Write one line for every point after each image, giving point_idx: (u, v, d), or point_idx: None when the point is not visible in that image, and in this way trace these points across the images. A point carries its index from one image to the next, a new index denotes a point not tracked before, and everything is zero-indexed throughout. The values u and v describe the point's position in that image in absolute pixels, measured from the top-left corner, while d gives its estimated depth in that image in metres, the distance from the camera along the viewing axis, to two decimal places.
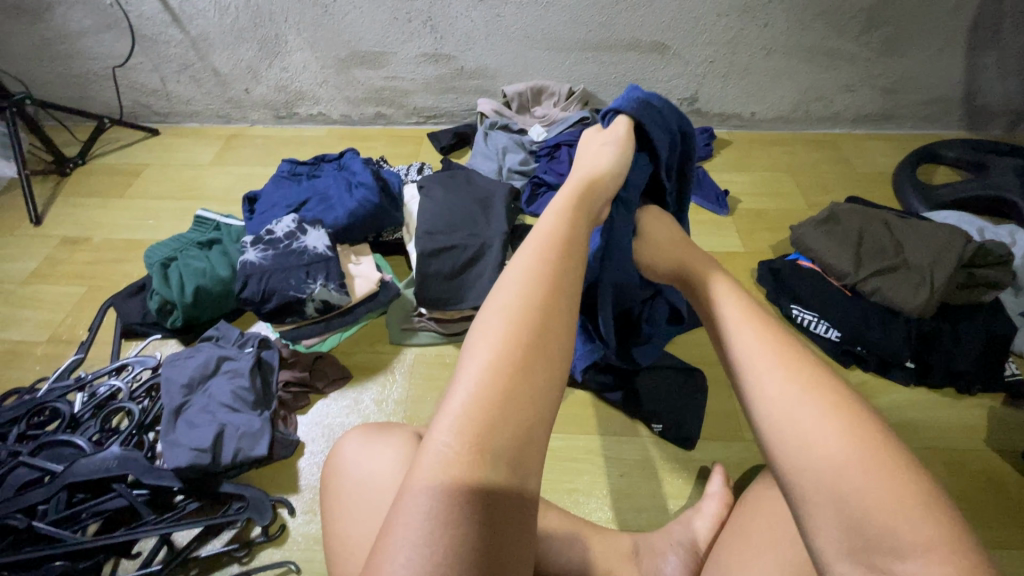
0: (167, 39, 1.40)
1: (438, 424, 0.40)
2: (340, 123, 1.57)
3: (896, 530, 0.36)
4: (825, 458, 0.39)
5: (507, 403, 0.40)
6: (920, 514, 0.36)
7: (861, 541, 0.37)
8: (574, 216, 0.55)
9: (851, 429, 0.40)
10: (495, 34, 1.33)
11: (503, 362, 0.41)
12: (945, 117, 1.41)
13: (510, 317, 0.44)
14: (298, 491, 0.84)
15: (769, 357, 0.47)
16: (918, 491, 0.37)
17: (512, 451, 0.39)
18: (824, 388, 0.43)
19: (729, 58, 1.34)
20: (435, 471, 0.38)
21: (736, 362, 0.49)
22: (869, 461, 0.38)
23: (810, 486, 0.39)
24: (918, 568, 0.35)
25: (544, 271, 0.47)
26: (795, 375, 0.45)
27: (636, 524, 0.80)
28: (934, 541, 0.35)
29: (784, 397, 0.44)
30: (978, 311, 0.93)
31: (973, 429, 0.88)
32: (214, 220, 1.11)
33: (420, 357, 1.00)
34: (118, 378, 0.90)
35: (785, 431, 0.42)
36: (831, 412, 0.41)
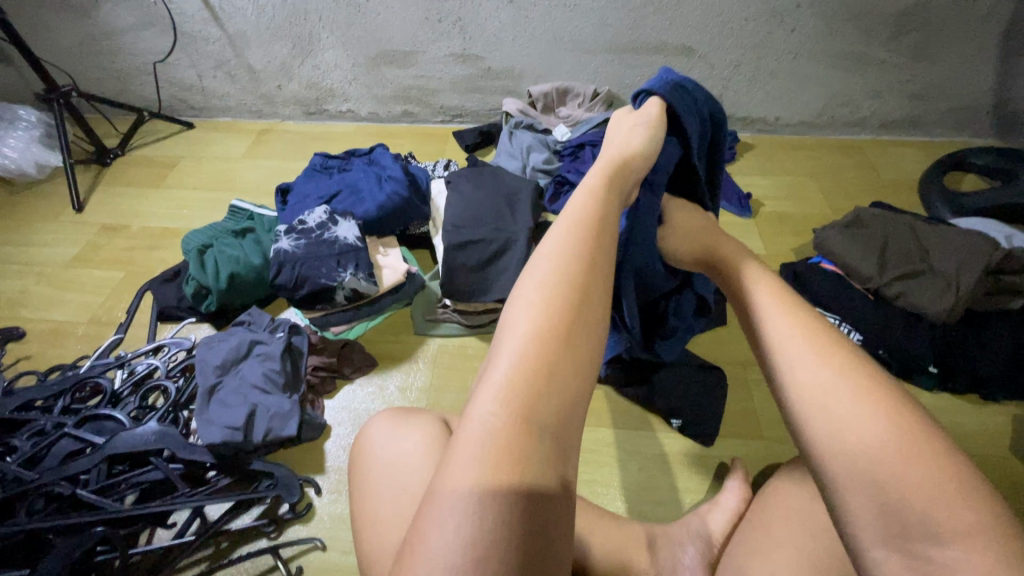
0: (206, 37, 1.45)
1: (482, 394, 0.41)
2: (368, 120, 1.61)
3: (935, 516, 0.36)
4: (863, 444, 0.40)
5: (549, 376, 0.41)
6: (959, 501, 0.37)
7: (898, 526, 0.37)
8: (607, 200, 0.56)
9: (887, 416, 0.41)
10: (523, 35, 1.35)
11: (544, 338, 0.43)
12: (974, 125, 1.39)
13: (549, 295, 0.45)
14: (324, 472, 0.87)
15: (804, 344, 0.48)
16: (956, 478, 0.38)
17: (554, 423, 0.40)
18: (860, 376, 0.44)
19: (755, 62, 1.34)
20: (480, 437, 0.39)
21: (771, 349, 0.50)
22: (906, 448, 0.39)
23: (846, 471, 0.40)
24: (956, 553, 0.35)
25: (581, 252, 0.49)
26: (832, 362, 0.45)
27: (653, 516, 0.81)
28: (973, 528, 0.36)
29: (820, 384, 0.44)
30: (1005, 317, 0.92)
31: (996, 436, 0.87)
32: (248, 210, 1.15)
33: (443, 347, 1.02)
34: (156, 358, 0.94)
35: (821, 416, 0.43)
36: (868, 399, 0.42)
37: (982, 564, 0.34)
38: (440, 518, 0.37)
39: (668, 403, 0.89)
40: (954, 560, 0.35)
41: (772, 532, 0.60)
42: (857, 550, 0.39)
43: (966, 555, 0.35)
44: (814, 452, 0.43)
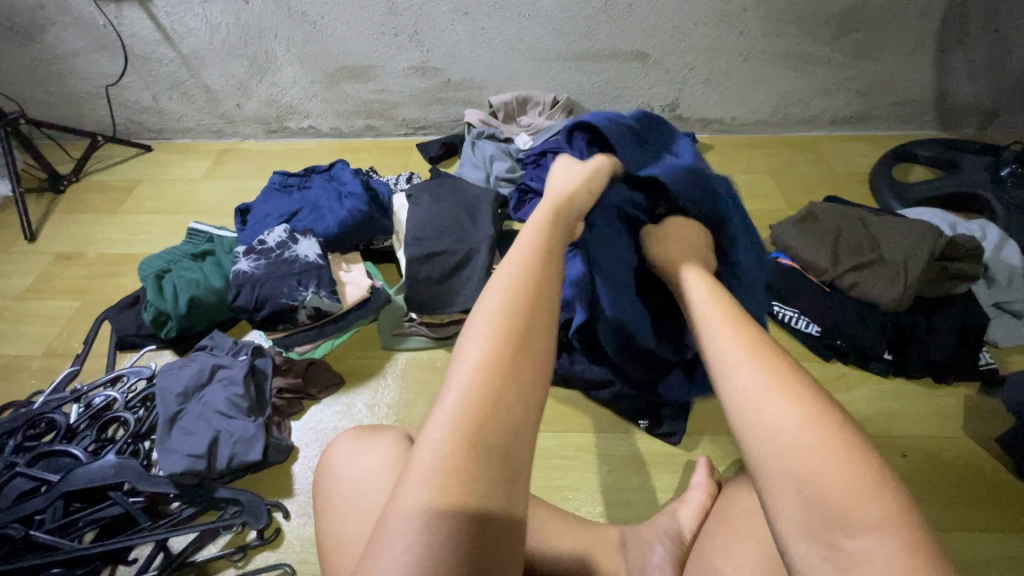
0: (160, 58, 1.43)
1: (431, 424, 0.42)
2: (331, 135, 1.60)
3: (852, 510, 0.39)
4: (792, 445, 0.42)
5: (498, 401, 0.42)
6: (873, 494, 0.39)
7: (820, 518, 0.39)
8: (552, 231, 0.58)
9: (816, 420, 0.43)
10: (481, 46, 1.37)
11: (494, 365, 0.44)
12: (918, 118, 1.45)
13: (497, 322, 0.46)
14: (292, 495, 0.86)
15: (743, 354, 0.50)
16: (871, 472, 0.40)
17: (505, 445, 0.41)
18: (793, 381, 0.46)
19: (707, 65, 1.38)
20: (431, 464, 0.40)
21: (716, 357, 0.52)
22: (831, 447, 0.41)
23: (775, 471, 0.42)
24: (869, 543, 0.37)
25: (528, 279, 0.50)
26: (769, 370, 0.48)
27: (625, 517, 0.82)
28: (883, 519, 0.38)
29: (756, 389, 0.46)
30: (951, 302, 0.96)
31: (949, 417, 0.91)
32: (208, 232, 1.12)
33: (412, 361, 1.01)
34: (114, 389, 0.91)
35: (758, 421, 0.45)
36: (798, 403, 0.44)
37: (892, 553, 0.37)
38: (393, 544, 0.38)
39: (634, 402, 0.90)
40: (868, 548, 0.37)
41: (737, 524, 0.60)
42: (784, 545, 0.41)
43: (877, 544, 0.37)
44: (748, 451, 0.45)
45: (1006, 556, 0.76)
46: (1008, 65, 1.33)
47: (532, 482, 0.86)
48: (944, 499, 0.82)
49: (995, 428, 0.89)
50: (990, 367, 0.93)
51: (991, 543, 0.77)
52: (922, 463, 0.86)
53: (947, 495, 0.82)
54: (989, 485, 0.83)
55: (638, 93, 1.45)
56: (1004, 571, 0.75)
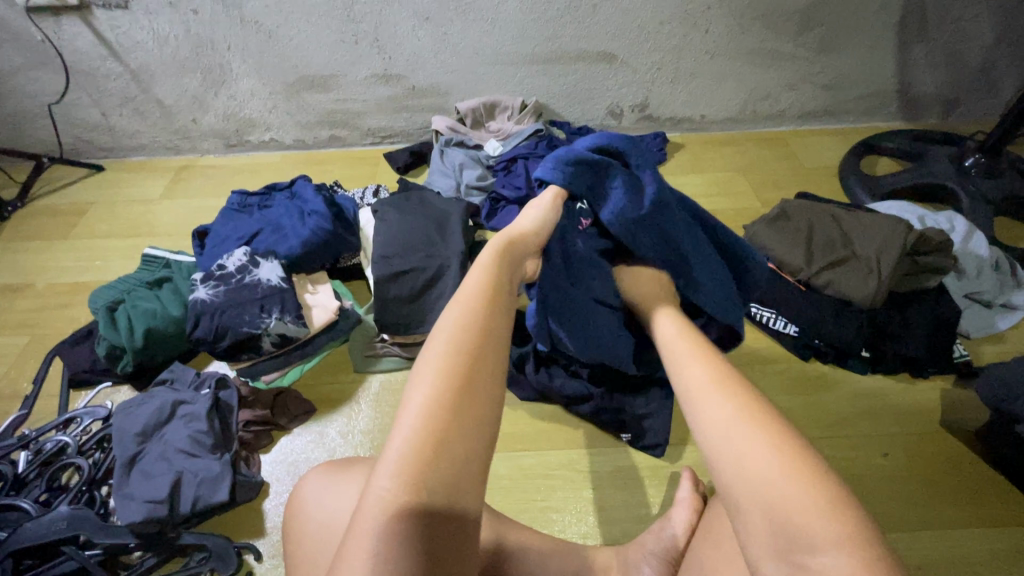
0: (106, 73, 1.35)
1: (378, 468, 0.41)
2: (294, 147, 1.55)
3: (814, 529, 0.37)
4: (755, 469, 0.41)
5: (442, 444, 0.41)
6: (833, 513, 0.37)
7: (785, 538, 0.38)
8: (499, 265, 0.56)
9: (779, 442, 0.42)
10: (444, 52, 1.33)
11: (438, 410, 0.43)
12: (883, 110, 1.47)
13: (441, 363, 0.45)
14: (264, 534, 0.82)
15: (710, 386, 0.49)
16: (832, 492, 0.38)
17: (449, 489, 0.40)
18: (760, 410, 0.45)
19: (675, 64, 1.37)
20: (376, 514, 0.39)
21: (688, 393, 0.51)
22: (793, 470, 0.40)
23: (741, 497, 0.41)
24: (831, 561, 0.35)
25: (475, 320, 0.49)
26: (734, 400, 0.47)
27: (611, 536, 0.80)
28: (844, 535, 0.36)
29: (721, 420, 0.45)
30: (923, 296, 0.96)
31: (926, 412, 0.91)
32: (165, 257, 1.07)
33: (385, 384, 0.98)
34: (65, 432, 0.85)
35: (722, 449, 0.43)
36: (762, 428, 0.43)
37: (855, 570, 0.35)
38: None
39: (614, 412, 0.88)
40: (832, 568, 0.35)
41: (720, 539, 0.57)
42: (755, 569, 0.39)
43: (841, 560, 0.35)
44: (716, 480, 0.44)
45: (989, 552, 0.76)
46: (967, 56, 1.35)
47: (515, 504, 0.83)
48: (926, 496, 0.82)
49: (972, 420, 0.90)
50: (965, 359, 0.94)
51: (974, 538, 0.78)
52: (904, 460, 0.86)
53: (929, 491, 0.82)
54: (969, 479, 0.84)
55: (607, 94, 1.43)
56: (988, 567, 0.75)
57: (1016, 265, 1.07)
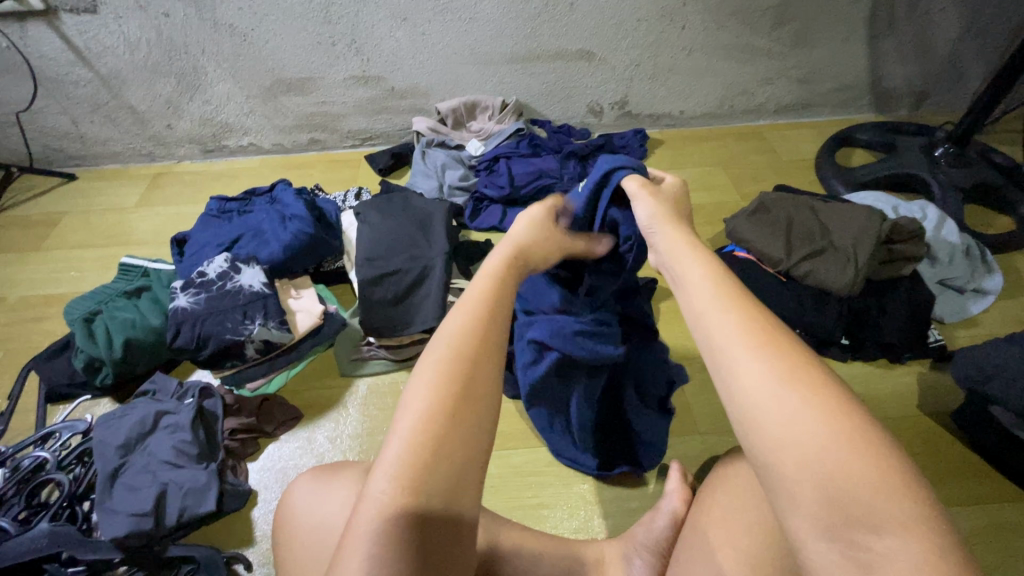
0: (76, 79, 1.32)
1: (377, 472, 0.42)
2: (273, 151, 1.53)
3: (877, 507, 0.34)
4: (806, 443, 0.36)
5: (441, 448, 0.41)
6: (898, 489, 0.34)
7: (842, 516, 0.34)
8: (507, 270, 0.55)
9: (833, 408, 0.37)
10: (422, 52, 1.32)
11: (438, 413, 0.43)
12: (856, 103, 1.50)
13: (442, 365, 0.45)
14: (253, 543, 0.81)
15: (746, 342, 0.41)
16: (898, 467, 0.35)
17: (447, 491, 0.41)
18: (805, 370, 0.39)
19: (653, 60, 1.38)
20: (376, 516, 0.40)
21: (713, 349, 0.43)
22: (856, 442, 0.35)
23: (788, 472, 0.36)
24: (895, 542, 0.33)
25: (477, 326, 0.48)
26: (775, 360, 0.40)
27: (602, 530, 0.80)
28: (911, 518, 0.33)
29: (764, 386, 0.38)
30: (900, 283, 0.99)
31: (904, 397, 0.94)
32: (142, 266, 1.05)
33: (372, 387, 0.97)
34: (43, 449, 0.83)
35: (766, 419, 0.37)
36: (810, 394, 0.37)
37: (920, 556, 0.32)
38: None
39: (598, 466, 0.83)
40: (893, 549, 0.33)
41: (708, 524, 0.58)
42: (797, 543, 0.36)
43: (908, 544, 0.33)
44: (754, 448, 0.38)
45: (967, 530, 0.79)
46: (935, 48, 1.38)
47: (507, 502, 0.84)
48: None
49: (947, 404, 0.93)
50: (939, 344, 0.97)
51: (953, 518, 0.80)
52: None
53: None
54: (946, 460, 0.86)
55: (586, 92, 1.44)
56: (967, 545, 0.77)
57: (985, 251, 1.11)
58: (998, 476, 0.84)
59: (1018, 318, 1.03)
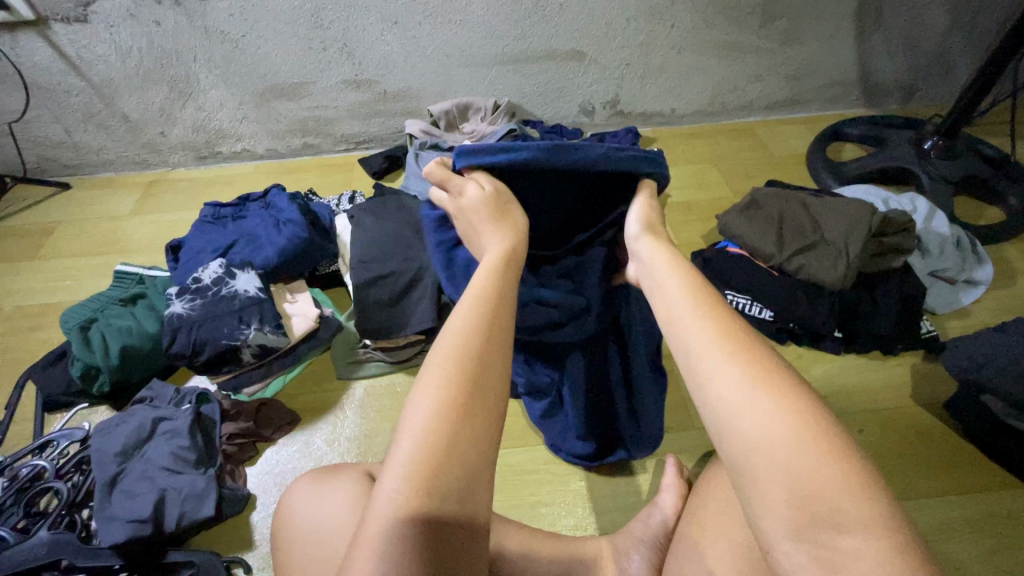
0: (68, 89, 1.32)
1: (387, 470, 0.40)
2: (267, 157, 1.53)
3: (841, 507, 0.33)
4: (774, 446, 0.36)
5: (451, 451, 0.40)
6: (861, 489, 0.34)
7: (808, 516, 0.34)
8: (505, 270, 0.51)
9: (801, 412, 0.37)
10: (413, 55, 1.33)
11: (447, 415, 0.41)
12: (846, 97, 1.51)
13: (448, 363, 0.43)
14: (253, 547, 0.81)
15: (718, 348, 0.41)
16: (860, 468, 0.35)
17: (460, 495, 0.39)
18: (776, 373, 0.39)
19: (643, 59, 1.39)
20: (387, 521, 0.38)
21: (685, 360, 0.43)
22: (820, 444, 0.35)
23: (756, 475, 0.36)
24: (857, 541, 0.32)
25: (482, 322, 0.46)
26: (747, 364, 0.40)
27: (600, 526, 0.81)
28: (873, 516, 0.33)
29: (735, 392, 0.38)
30: (890, 276, 1.00)
31: (899, 388, 0.95)
32: (137, 273, 1.05)
33: (370, 389, 0.98)
34: (41, 457, 0.83)
35: (736, 423, 0.38)
36: (779, 398, 0.37)
37: (883, 554, 0.32)
38: None
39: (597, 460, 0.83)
40: (857, 549, 0.32)
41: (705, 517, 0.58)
42: (767, 544, 0.35)
43: (870, 542, 0.32)
44: (726, 453, 0.38)
45: (961, 518, 0.80)
46: (923, 42, 1.40)
47: (505, 501, 0.84)
48: (901, 469, 0.85)
49: (940, 394, 0.94)
50: (932, 335, 0.98)
51: (947, 507, 0.81)
52: (878, 435, 0.89)
53: (904, 464, 0.85)
54: (940, 450, 0.87)
55: (578, 92, 1.44)
56: (962, 534, 0.78)
57: (976, 242, 1.12)
58: (991, 465, 0.85)
59: (1009, 308, 1.04)
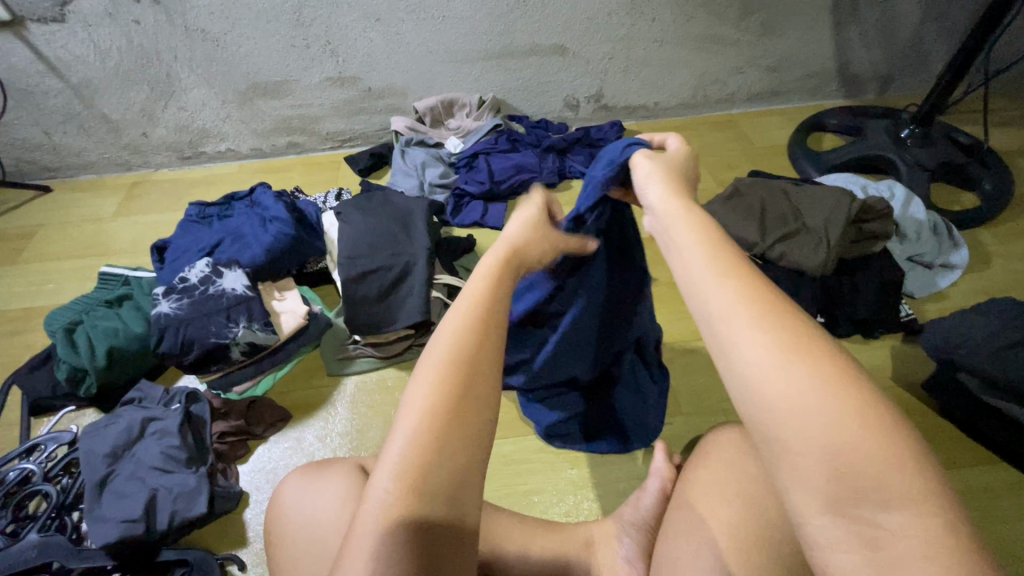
0: (47, 90, 1.30)
1: (380, 472, 0.39)
2: (252, 156, 1.52)
3: (886, 480, 0.29)
4: (808, 416, 0.31)
5: (442, 455, 0.38)
6: (908, 461, 0.30)
7: (847, 491, 0.30)
8: (502, 275, 0.49)
9: (840, 378, 0.32)
10: (397, 51, 1.33)
11: (436, 424, 0.39)
12: (825, 88, 1.54)
13: (444, 361, 0.42)
14: (246, 543, 0.81)
15: (747, 312, 0.36)
16: (904, 438, 0.31)
17: (451, 499, 0.38)
18: (808, 338, 0.35)
19: (626, 53, 1.40)
20: (376, 527, 0.37)
21: (715, 319, 0.37)
22: (863, 414, 0.31)
23: (791, 446, 0.32)
24: (904, 518, 0.29)
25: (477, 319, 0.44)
26: (777, 329, 0.35)
27: (591, 512, 0.82)
28: (918, 491, 0.29)
29: (765, 358, 0.34)
30: (870, 260, 1.02)
31: (880, 370, 0.97)
32: (122, 274, 1.04)
33: (360, 385, 0.98)
34: (28, 461, 0.82)
35: (769, 390, 0.33)
36: (817, 364, 0.33)
37: (931, 533, 0.28)
38: None
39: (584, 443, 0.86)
40: (903, 527, 0.29)
41: (689, 496, 0.58)
42: (797, 519, 0.32)
43: (917, 519, 0.29)
44: (755, 425, 0.34)
45: None
46: (897, 33, 1.43)
47: (496, 490, 0.85)
48: None
49: (919, 374, 0.96)
50: (910, 318, 1.00)
51: None
52: None
53: None
54: (920, 429, 0.89)
55: (562, 86, 1.45)
56: None
57: (952, 226, 1.15)
58: (969, 441, 0.87)
59: (985, 289, 1.07)
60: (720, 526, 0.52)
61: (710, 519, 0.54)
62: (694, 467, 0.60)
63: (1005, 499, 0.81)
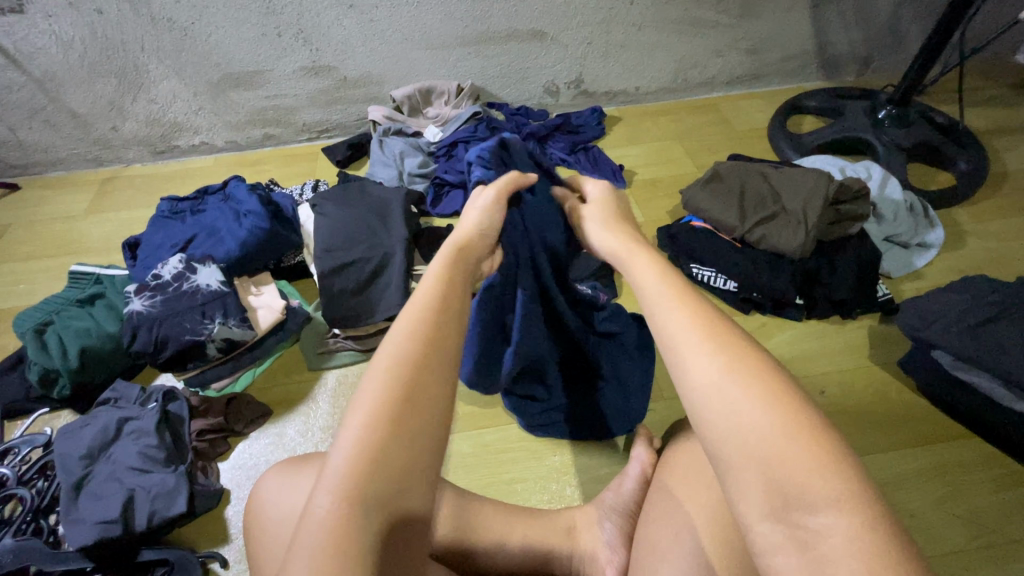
0: (8, 84, 1.26)
1: (319, 484, 0.38)
2: (227, 149, 1.49)
3: (809, 485, 0.32)
4: (744, 429, 0.35)
5: (381, 467, 0.38)
6: (829, 469, 0.33)
7: (779, 498, 0.33)
8: (453, 275, 0.50)
9: (773, 396, 0.36)
10: (372, 39, 1.30)
11: (384, 432, 0.39)
12: (805, 70, 1.53)
13: (387, 372, 0.41)
14: (229, 541, 0.80)
15: (694, 336, 0.40)
16: (830, 447, 0.33)
17: (391, 501, 0.38)
18: (750, 359, 0.38)
19: (605, 37, 1.38)
20: (313, 544, 0.36)
21: (666, 345, 0.41)
22: (792, 424, 0.34)
23: (732, 458, 0.35)
24: (829, 520, 0.31)
25: (424, 330, 0.44)
26: (722, 352, 0.39)
27: (573, 497, 0.83)
28: (841, 493, 0.32)
29: (709, 377, 0.37)
30: (848, 241, 1.03)
31: (857, 350, 0.98)
32: (94, 273, 1.01)
33: (342, 379, 0.97)
34: (2, 464, 0.80)
35: (711, 408, 0.37)
36: (756, 387, 0.36)
37: (855, 533, 0.30)
38: None
39: (566, 430, 0.87)
40: (829, 529, 0.31)
41: (665, 483, 0.58)
42: (742, 525, 0.34)
43: (841, 521, 0.31)
44: (705, 440, 0.37)
45: (914, 470, 0.83)
46: (876, 13, 1.42)
47: (481, 479, 0.85)
48: (861, 426, 0.88)
49: (896, 352, 0.98)
50: (888, 298, 1.01)
51: (902, 460, 0.84)
52: (839, 394, 0.92)
53: (864, 422, 0.89)
54: (897, 406, 0.90)
55: (541, 72, 1.44)
56: (917, 485, 0.82)
57: (928, 206, 1.16)
58: (946, 418, 0.89)
59: (961, 267, 1.09)
60: (696, 513, 0.52)
61: (687, 506, 0.54)
62: (671, 453, 0.61)
63: (980, 473, 0.82)
